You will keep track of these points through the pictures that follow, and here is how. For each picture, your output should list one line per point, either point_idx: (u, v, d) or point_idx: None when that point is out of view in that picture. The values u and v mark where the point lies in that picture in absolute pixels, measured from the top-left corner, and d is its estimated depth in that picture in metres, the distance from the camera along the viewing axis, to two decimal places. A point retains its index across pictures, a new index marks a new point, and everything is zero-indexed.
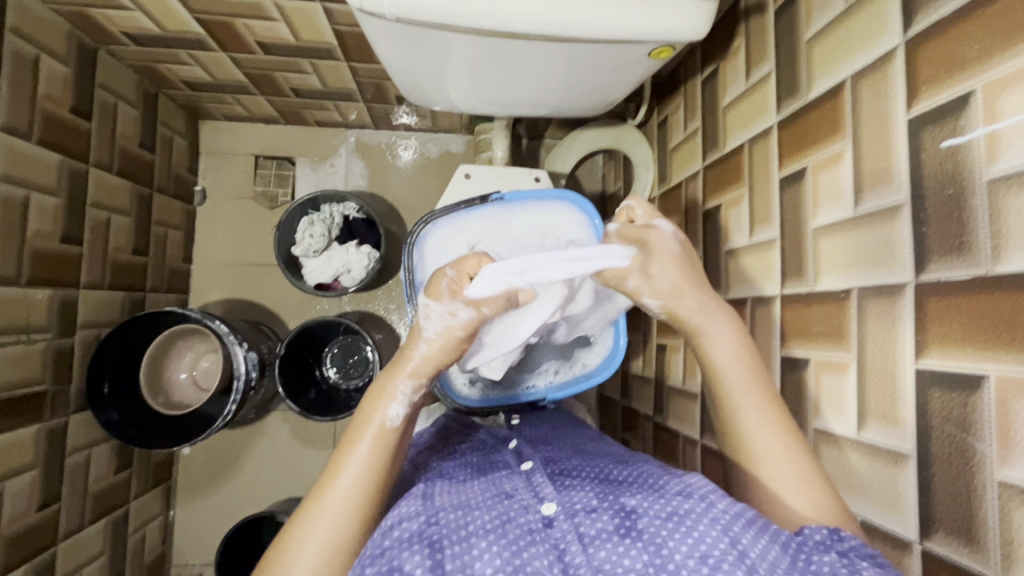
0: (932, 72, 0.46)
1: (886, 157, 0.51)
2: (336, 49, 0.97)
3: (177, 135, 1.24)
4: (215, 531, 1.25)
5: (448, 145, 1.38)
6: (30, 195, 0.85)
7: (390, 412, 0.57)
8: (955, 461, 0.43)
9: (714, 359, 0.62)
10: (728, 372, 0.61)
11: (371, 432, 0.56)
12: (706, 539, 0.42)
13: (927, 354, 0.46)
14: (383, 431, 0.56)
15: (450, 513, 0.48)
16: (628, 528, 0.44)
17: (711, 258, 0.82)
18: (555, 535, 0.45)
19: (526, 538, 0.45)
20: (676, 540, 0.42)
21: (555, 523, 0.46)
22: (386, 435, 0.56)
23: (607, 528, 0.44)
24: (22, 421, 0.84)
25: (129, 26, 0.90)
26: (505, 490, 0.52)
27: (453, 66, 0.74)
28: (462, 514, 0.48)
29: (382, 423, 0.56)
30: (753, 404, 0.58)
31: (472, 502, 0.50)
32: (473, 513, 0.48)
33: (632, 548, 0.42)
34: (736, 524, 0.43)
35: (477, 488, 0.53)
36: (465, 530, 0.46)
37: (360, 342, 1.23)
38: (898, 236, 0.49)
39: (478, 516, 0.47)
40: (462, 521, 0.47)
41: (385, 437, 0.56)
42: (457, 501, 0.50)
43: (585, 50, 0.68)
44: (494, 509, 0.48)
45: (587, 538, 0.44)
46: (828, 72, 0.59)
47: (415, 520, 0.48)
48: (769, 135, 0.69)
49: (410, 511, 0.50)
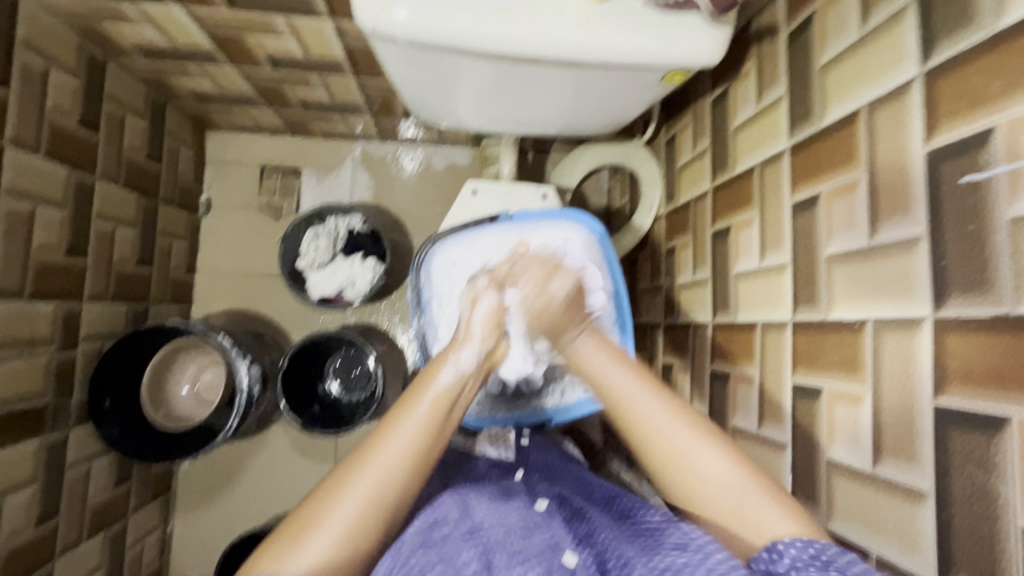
0: (953, 105, 0.46)
1: (904, 188, 0.50)
2: (345, 64, 0.96)
3: (184, 145, 1.24)
4: (213, 545, 1.23)
5: (454, 158, 1.38)
6: (36, 208, 0.84)
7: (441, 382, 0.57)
8: (976, 503, 0.43)
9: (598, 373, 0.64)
10: (609, 380, 0.62)
11: (428, 400, 0.56)
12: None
13: (947, 391, 0.45)
14: (437, 403, 0.56)
15: (493, 530, 0.54)
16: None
17: (720, 279, 0.82)
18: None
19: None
20: None
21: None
22: (441, 405, 0.56)
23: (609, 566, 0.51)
24: (22, 436, 0.83)
25: (140, 39, 0.90)
26: (530, 522, 0.57)
27: (463, 88, 0.74)
28: (504, 536, 0.54)
29: (437, 392, 0.56)
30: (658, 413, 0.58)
31: (509, 526, 0.55)
32: (512, 539, 0.53)
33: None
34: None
35: (511, 512, 0.58)
36: (508, 551, 0.52)
37: (364, 354, 1.21)
38: (915, 270, 0.48)
39: (515, 543, 0.53)
40: (504, 544, 0.53)
41: (440, 408, 0.56)
42: (497, 522, 0.56)
43: (596, 74, 0.67)
44: (531, 539, 0.54)
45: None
46: (843, 99, 0.59)
47: (457, 527, 0.55)
48: (780, 159, 0.69)
49: (451, 516, 0.56)
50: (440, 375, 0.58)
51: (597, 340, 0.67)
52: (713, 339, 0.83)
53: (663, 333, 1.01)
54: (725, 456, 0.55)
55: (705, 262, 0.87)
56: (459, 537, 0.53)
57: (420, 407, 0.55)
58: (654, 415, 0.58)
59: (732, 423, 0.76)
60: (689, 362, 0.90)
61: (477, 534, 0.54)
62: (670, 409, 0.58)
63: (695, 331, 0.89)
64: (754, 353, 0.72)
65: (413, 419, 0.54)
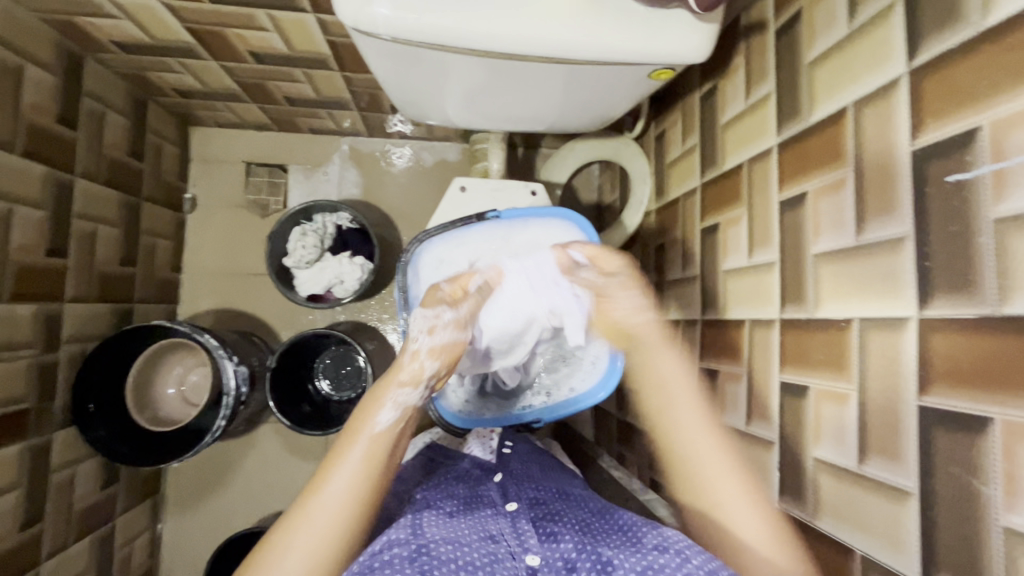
0: (939, 105, 0.46)
1: (890, 186, 0.50)
2: (330, 59, 0.95)
3: (167, 142, 1.21)
4: (203, 546, 1.23)
5: (442, 153, 1.36)
6: (14, 208, 0.82)
7: (372, 417, 0.60)
8: (959, 504, 0.43)
9: (658, 380, 0.70)
10: (670, 386, 0.69)
11: (360, 449, 0.58)
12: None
13: (931, 391, 0.45)
14: (373, 439, 0.59)
15: (441, 545, 0.52)
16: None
17: (709, 276, 0.82)
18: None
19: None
20: None
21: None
22: (377, 445, 0.59)
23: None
24: (4, 441, 0.81)
25: (118, 34, 0.88)
26: (490, 531, 0.56)
27: (450, 84, 0.73)
28: (454, 548, 0.51)
29: (371, 431, 0.59)
30: (707, 445, 0.64)
31: (461, 539, 0.53)
32: (462, 548, 0.52)
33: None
34: None
35: (466, 525, 0.57)
36: (455, 563, 0.49)
37: (353, 352, 1.20)
38: (901, 269, 0.48)
39: (468, 553, 0.51)
40: (452, 555, 0.50)
41: (375, 452, 0.59)
42: (448, 535, 0.54)
43: (583, 70, 0.67)
44: (484, 549, 0.52)
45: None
46: (830, 97, 0.58)
47: (405, 546, 0.51)
48: (768, 156, 0.69)
49: (398, 537, 0.53)
50: (373, 419, 0.60)
51: (681, 360, 0.71)
52: (702, 335, 0.83)
53: None
54: (773, 531, 0.57)
55: (694, 259, 0.87)
56: (405, 559, 0.49)
57: (353, 455, 0.58)
58: (716, 471, 0.62)
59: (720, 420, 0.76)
60: None
61: (423, 551, 0.50)
62: (720, 449, 0.64)
63: (685, 328, 0.89)
64: (742, 351, 0.72)
65: (346, 470, 0.57)
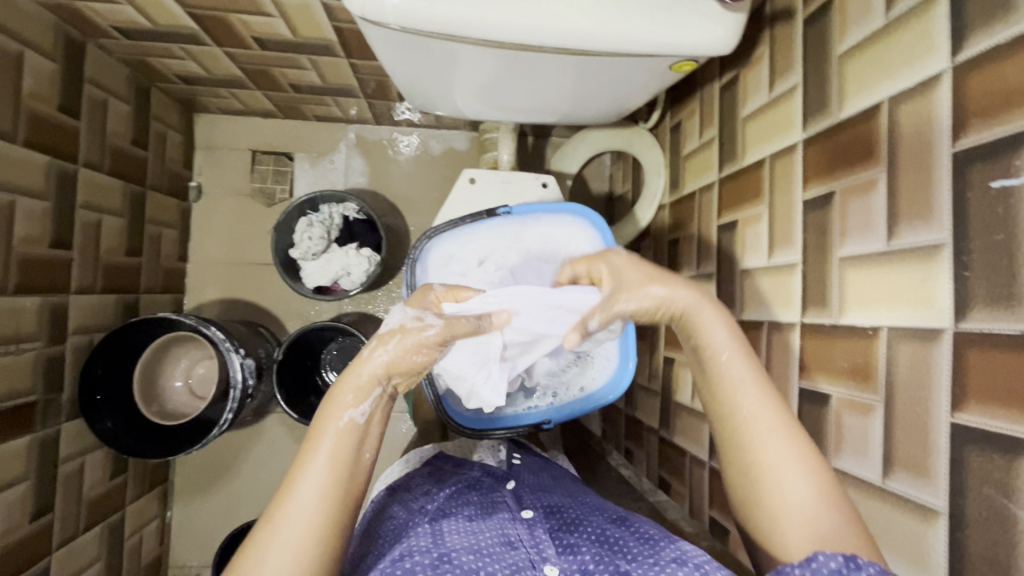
0: (986, 104, 0.43)
1: (926, 189, 0.47)
2: (336, 46, 0.92)
3: (170, 129, 1.19)
4: (211, 534, 1.23)
5: (451, 142, 1.33)
6: (17, 199, 0.81)
7: (340, 432, 0.50)
8: (992, 527, 0.41)
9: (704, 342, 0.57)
10: (728, 376, 0.55)
11: (327, 448, 0.50)
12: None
13: (966, 409, 0.43)
14: (341, 437, 0.50)
15: (463, 554, 0.51)
16: None
17: (725, 275, 0.79)
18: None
19: None
20: None
21: None
22: (350, 432, 0.51)
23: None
24: (12, 434, 0.81)
25: (119, 19, 0.85)
26: (510, 537, 0.55)
27: (461, 74, 0.70)
28: (476, 559, 0.51)
29: (342, 428, 0.50)
30: (775, 438, 0.51)
31: (483, 547, 0.53)
32: (484, 559, 0.51)
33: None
34: None
35: (486, 529, 0.56)
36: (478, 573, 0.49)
37: (358, 343, 1.19)
38: (935, 279, 0.46)
39: (490, 562, 0.51)
40: (475, 565, 0.50)
41: (338, 456, 0.50)
42: (469, 543, 0.53)
43: (600, 61, 0.63)
44: (505, 559, 0.52)
45: None
46: (863, 93, 0.55)
47: (427, 554, 0.50)
48: (792, 152, 0.66)
49: (420, 546, 0.52)
50: (333, 417, 0.51)
51: (721, 319, 0.58)
52: None
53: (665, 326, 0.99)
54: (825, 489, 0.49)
55: (710, 256, 0.84)
56: (428, 566, 0.49)
57: (316, 460, 0.49)
58: (752, 418, 0.53)
59: None
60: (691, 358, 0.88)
61: (446, 560, 0.50)
62: (777, 420, 0.52)
63: (698, 327, 0.87)
64: (759, 354, 0.70)
65: (310, 479, 0.48)
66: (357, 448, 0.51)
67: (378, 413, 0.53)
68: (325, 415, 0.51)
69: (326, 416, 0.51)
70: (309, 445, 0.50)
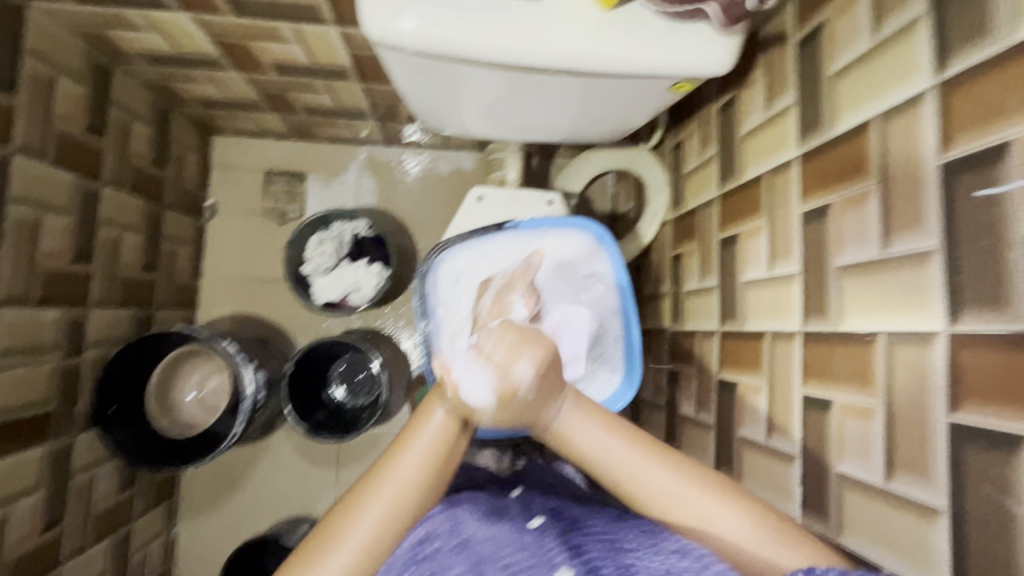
0: (969, 118, 0.45)
1: (917, 201, 0.49)
2: (351, 71, 0.96)
3: (188, 150, 1.23)
4: (217, 551, 1.23)
5: (458, 162, 1.37)
6: (42, 215, 0.84)
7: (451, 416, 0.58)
8: (993, 524, 0.42)
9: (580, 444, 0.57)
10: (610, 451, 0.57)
11: (432, 430, 0.58)
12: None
13: (962, 409, 0.45)
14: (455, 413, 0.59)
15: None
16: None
17: (726, 287, 0.81)
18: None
19: None
20: None
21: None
22: (457, 419, 0.59)
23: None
24: (27, 443, 0.83)
25: (146, 46, 0.90)
26: (522, 537, 0.55)
27: (470, 95, 0.73)
28: (496, 548, 0.55)
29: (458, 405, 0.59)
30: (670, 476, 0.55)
31: (500, 540, 0.56)
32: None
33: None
34: None
35: (500, 525, 0.56)
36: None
37: (367, 358, 1.21)
38: (928, 283, 0.48)
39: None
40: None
41: (444, 438, 0.58)
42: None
43: (604, 82, 0.67)
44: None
45: None
46: (853, 110, 0.58)
47: (450, 539, 0.57)
48: (789, 167, 0.68)
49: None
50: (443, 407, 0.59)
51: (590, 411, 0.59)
52: (720, 347, 0.82)
53: (669, 339, 1.01)
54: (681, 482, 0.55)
55: (711, 269, 0.87)
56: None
57: (423, 438, 0.57)
58: (625, 462, 0.56)
59: (740, 434, 0.75)
60: (696, 371, 0.90)
61: (467, 545, 0.56)
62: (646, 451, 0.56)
63: (702, 340, 0.88)
64: (762, 364, 0.71)
65: (416, 451, 0.57)
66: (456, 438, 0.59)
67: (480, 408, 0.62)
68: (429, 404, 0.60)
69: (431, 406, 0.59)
70: (419, 424, 0.58)
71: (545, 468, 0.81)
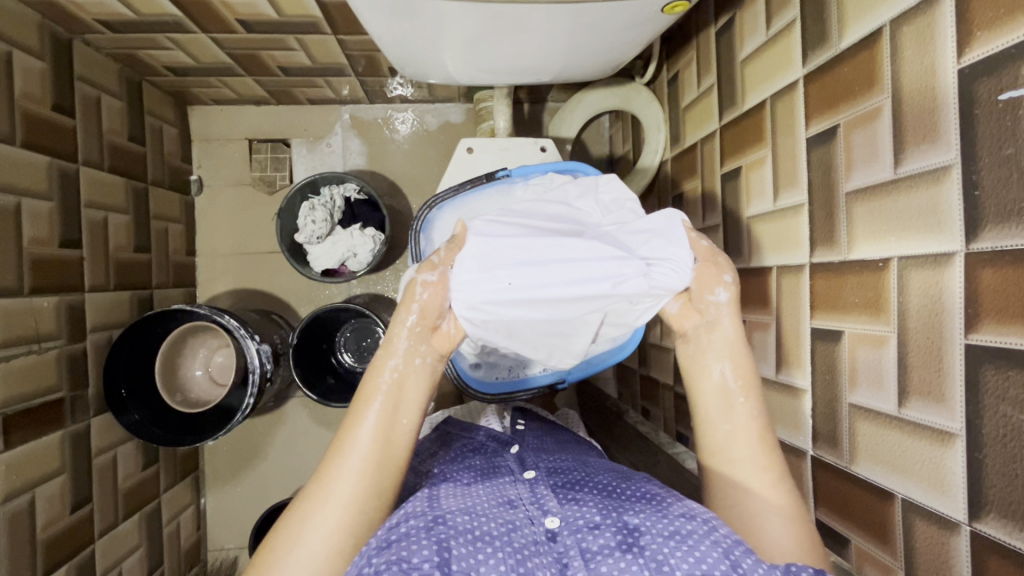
0: (991, 14, 0.41)
1: (933, 111, 0.46)
2: (322, 22, 0.90)
3: (166, 123, 1.19)
4: (246, 516, 1.28)
5: (446, 115, 1.32)
6: (22, 201, 0.82)
7: (390, 398, 0.58)
8: (1011, 443, 0.41)
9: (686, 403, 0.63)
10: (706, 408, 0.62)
11: (371, 421, 0.57)
12: (707, 560, 0.45)
13: (979, 329, 0.43)
14: (394, 385, 0.59)
15: (457, 515, 0.51)
16: (630, 544, 0.48)
17: (731, 224, 0.78)
18: (559, 548, 0.49)
19: (531, 548, 0.49)
20: (677, 557, 0.46)
21: (559, 537, 0.51)
22: (393, 399, 0.58)
23: (609, 544, 0.48)
24: (43, 430, 0.84)
25: (102, 12, 0.85)
26: (510, 497, 0.57)
27: (450, 36, 0.69)
28: (470, 518, 0.51)
29: (392, 377, 0.59)
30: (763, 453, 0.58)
31: (479, 509, 0.53)
32: (479, 518, 0.51)
33: (634, 563, 0.46)
34: (737, 549, 0.46)
35: (482, 494, 0.57)
36: (471, 534, 0.49)
37: (371, 325, 1.21)
38: (946, 201, 0.45)
39: (485, 522, 0.51)
40: (469, 524, 0.50)
41: (382, 421, 0.57)
42: (464, 505, 0.53)
43: (589, 9, 0.63)
44: (500, 518, 0.52)
45: (588, 553, 0.48)
46: (862, 20, 0.54)
47: (421, 518, 0.50)
48: (794, 90, 0.64)
49: (416, 510, 0.52)
50: (378, 384, 0.58)
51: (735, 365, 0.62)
52: None
53: None
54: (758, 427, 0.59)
55: (715, 207, 0.83)
56: (420, 529, 0.49)
57: (365, 422, 0.57)
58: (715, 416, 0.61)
59: None
60: None
61: (439, 521, 0.50)
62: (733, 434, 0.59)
63: None
64: (770, 299, 0.69)
65: (360, 440, 0.56)
66: (395, 416, 0.58)
67: (408, 390, 0.59)
68: (392, 340, 0.61)
69: (393, 338, 0.61)
70: (358, 412, 0.58)
71: (548, 430, 0.81)
